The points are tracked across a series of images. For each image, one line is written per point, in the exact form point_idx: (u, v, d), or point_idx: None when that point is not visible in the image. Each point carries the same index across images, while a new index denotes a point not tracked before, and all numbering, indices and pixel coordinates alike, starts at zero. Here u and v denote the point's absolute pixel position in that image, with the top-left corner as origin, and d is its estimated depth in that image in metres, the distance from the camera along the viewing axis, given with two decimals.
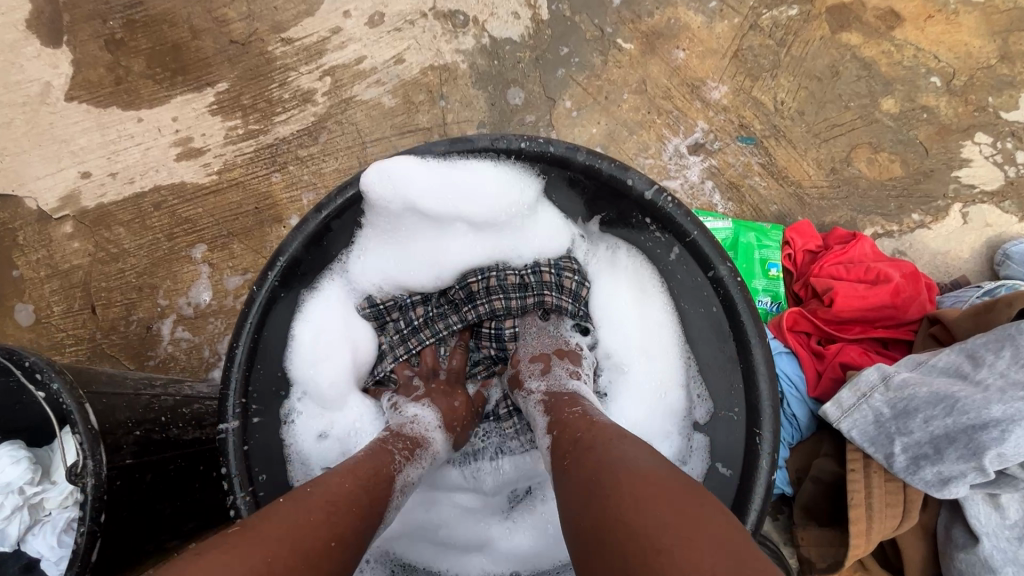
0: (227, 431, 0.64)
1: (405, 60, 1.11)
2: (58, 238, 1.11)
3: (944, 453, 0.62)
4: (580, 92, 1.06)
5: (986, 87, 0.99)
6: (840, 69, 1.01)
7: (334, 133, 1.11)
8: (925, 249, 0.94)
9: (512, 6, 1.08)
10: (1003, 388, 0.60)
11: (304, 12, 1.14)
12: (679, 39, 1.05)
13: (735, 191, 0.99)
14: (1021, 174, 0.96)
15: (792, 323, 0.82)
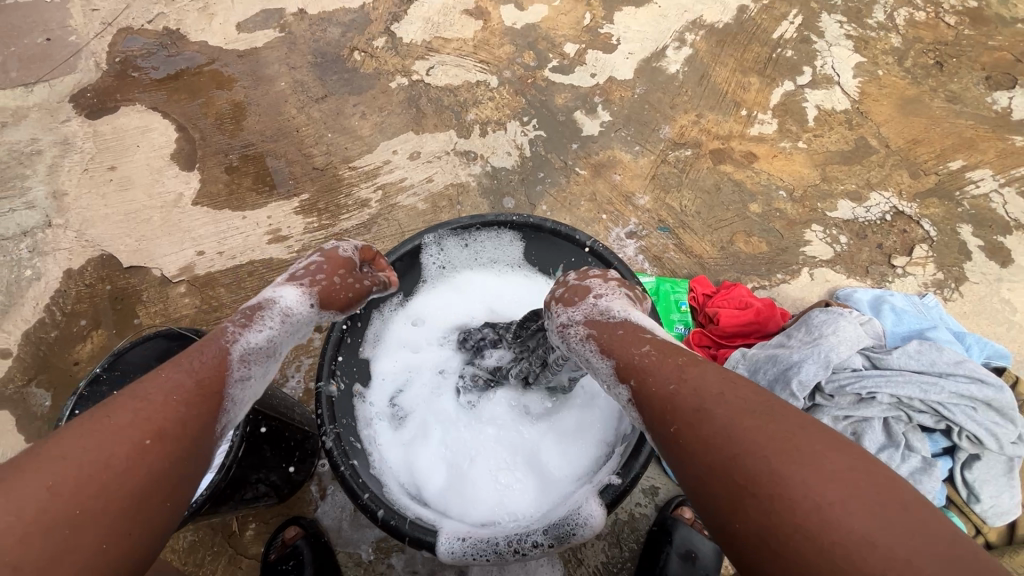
0: (323, 384, 0.96)
1: (434, 181, 1.64)
2: (173, 296, 1.51)
3: (775, 390, 0.96)
4: (552, 200, 1.57)
5: (815, 197, 1.52)
6: (721, 186, 1.55)
7: (381, 226, 1.59)
8: (787, 297, 1.39)
9: (506, 149, 1.66)
10: (802, 345, 0.98)
11: (367, 151, 1.70)
12: (616, 168, 1.60)
13: (658, 261, 1.45)
14: (845, 250, 1.44)
15: (697, 339, 1.23)
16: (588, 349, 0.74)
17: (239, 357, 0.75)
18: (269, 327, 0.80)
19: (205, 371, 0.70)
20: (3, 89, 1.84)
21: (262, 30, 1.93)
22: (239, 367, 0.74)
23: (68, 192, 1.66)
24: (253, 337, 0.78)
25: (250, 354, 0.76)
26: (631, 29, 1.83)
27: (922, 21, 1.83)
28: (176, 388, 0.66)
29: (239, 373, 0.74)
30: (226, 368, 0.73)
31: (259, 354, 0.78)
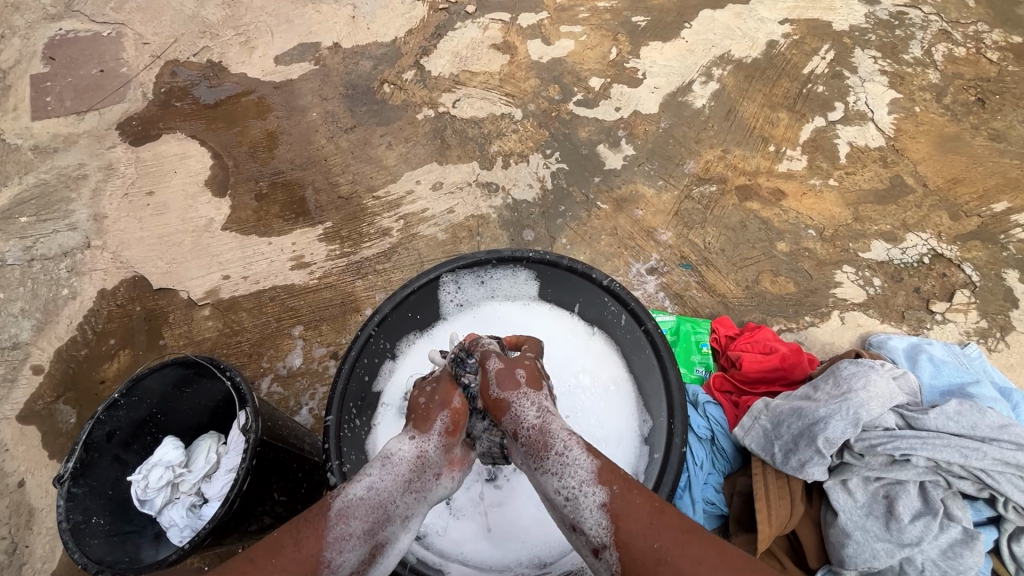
0: (332, 417, 0.97)
1: (454, 211, 1.65)
2: (198, 318, 1.55)
3: (799, 446, 0.91)
4: (572, 234, 1.56)
5: (847, 237, 1.46)
6: (746, 224, 1.51)
7: (401, 255, 1.60)
8: (816, 340, 1.33)
9: (527, 181, 1.66)
10: (830, 398, 0.92)
11: (391, 180, 1.73)
12: (638, 203, 1.58)
13: (679, 299, 1.42)
14: (878, 292, 1.37)
15: (718, 384, 1.19)
16: (573, 444, 0.71)
17: (338, 513, 0.66)
18: (373, 474, 0.71)
19: (306, 537, 0.64)
20: (57, 117, 1.95)
21: (299, 62, 2.01)
22: (337, 525, 0.65)
23: (108, 215, 1.74)
24: (355, 489, 0.69)
25: (350, 509, 0.67)
26: (657, 63, 1.83)
27: (962, 57, 1.77)
28: (283, 558, 0.62)
29: (336, 532, 0.65)
30: (325, 527, 0.65)
31: (364, 509, 0.68)
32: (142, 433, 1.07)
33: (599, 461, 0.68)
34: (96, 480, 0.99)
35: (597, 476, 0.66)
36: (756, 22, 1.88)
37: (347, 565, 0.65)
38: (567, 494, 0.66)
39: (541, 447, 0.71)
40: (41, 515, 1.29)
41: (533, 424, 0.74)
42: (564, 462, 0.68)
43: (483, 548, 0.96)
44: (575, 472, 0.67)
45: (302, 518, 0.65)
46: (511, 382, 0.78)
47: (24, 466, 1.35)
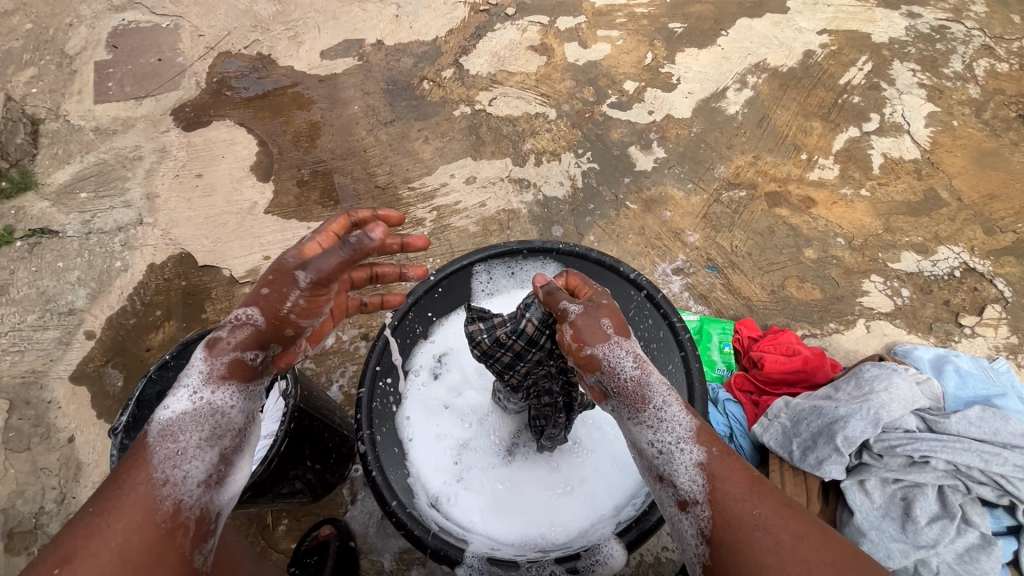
0: (364, 390, 1.00)
1: (486, 205, 1.70)
2: (238, 296, 1.64)
3: (817, 444, 0.93)
4: (600, 231, 1.60)
5: (877, 247, 1.46)
6: (775, 230, 1.52)
7: (433, 245, 1.66)
8: (840, 348, 1.34)
9: (559, 179, 1.70)
10: (851, 399, 0.94)
11: (426, 173, 1.79)
12: (667, 205, 1.61)
13: (704, 300, 1.44)
14: (906, 303, 1.38)
15: (739, 383, 1.21)
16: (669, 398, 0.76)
17: (159, 434, 0.70)
18: (189, 387, 0.74)
19: (136, 477, 0.67)
20: (117, 101, 2.07)
21: (344, 57, 2.09)
22: (162, 444, 0.70)
23: (160, 195, 1.84)
24: (165, 412, 0.72)
25: (170, 428, 0.71)
26: (692, 69, 1.86)
27: (1005, 73, 1.75)
28: (115, 500, 0.65)
29: (167, 451, 0.69)
30: (148, 452, 0.69)
31: (183, 424, 0.72)
32: None
33: (696, 420, 0.74)
34: (145, 434, 1.07)
35: (696, 436, 0.72)
36: (794, 32, 1.89)
37: (194, 476, 0.69)
38: (663, 445, 0.73)
39: (637, 400, 0.75)
40: (88, 469, 1.38)
41: (634, 376, 0.75)
42: (662, 418, 0.74)
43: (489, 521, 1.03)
44: (671, 428, 0.73)
45: (125, 455, 0.69)
46: (602, 333, 0.77)
47: (74, 423, 1.44)
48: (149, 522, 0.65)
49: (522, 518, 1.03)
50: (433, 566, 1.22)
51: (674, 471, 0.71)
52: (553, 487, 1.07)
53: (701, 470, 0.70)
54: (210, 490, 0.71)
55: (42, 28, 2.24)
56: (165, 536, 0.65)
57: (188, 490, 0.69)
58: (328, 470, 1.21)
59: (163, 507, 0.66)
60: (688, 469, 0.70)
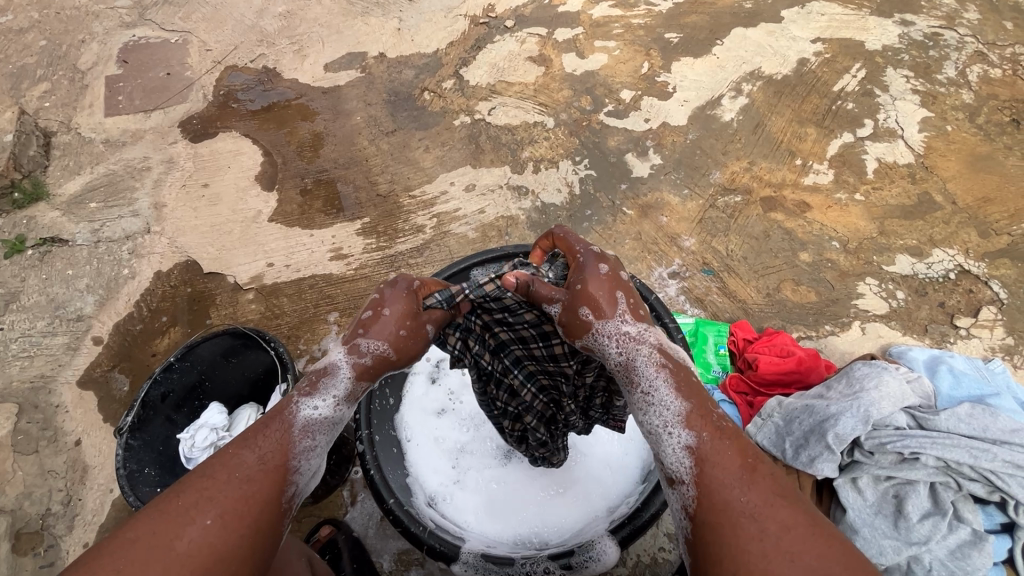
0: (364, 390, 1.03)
1: (485, 212, 1.73)
2: (242, 302, 1.67)
3: (809, 442, 0.94)
4: (597, 236, 1.62)
5: (871, 250, 1.48)
6: (770, 234, 1.54)
7: (433, 251, 1.69)
8: (836, 349, 1.35)
9: (556, 186, 1.73)
10: (841, 397, 0.95)
11: (427, 181, 1.82)
12: (663, 210, 1.63)
13: (700, 303, 1.45)
14: (901, 305, 1.39)
15: (734, 384, 1.22)
16: (660, 379, 0.73)
17: (301, 428, 0.72)
18: (334, 394, 0.75)
19: (269, 452, 0.69)
20: (126, 114, 2.13)
21: (347, 70, 2.14)
22: (301, 439, 0.72)
23: (167, 204, 1.89)
24: (310, 408, 0.74)
25: (312, 425, 0.73)
26: (688, 78, 1.89)
27: (998, 78, 1.77)
28: (244, 469, 0.66)
29: (301, 446, 0.72)
30: (291, 441, 0.71)
31: (322, 425, 0.74)
32: (191, 398, 1.17)
33: (687, 403, 0.70)
34: (149, 435, 1.09)
35: (685, 420, 0.69)
36: (788, 41, 1.92)
37: (309, 473, 0.72)
38: (651, 428, 0.70)
39: (628, 384, 0.74)
40: (94, 472, 1.40)
41: (620, 362, 0.74)
42: (651, 401, 0.71)
43: (485, 521, 1.04)
44: (659, 412, 0.70)
45: (262, 424, 0.72)
46: (583, 324, 0.75)
47: (81, 427, 1.47)
48: (265, 506, 0.66)
49: (517, 518, 1.05)
50: (432, 568, 1.23)
51: (662, 454, 0.69)
52: (548, 488, 1.08)
53: (689, 454, 0.67)
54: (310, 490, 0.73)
55: (56, 45, 2.31)
56: (272, 519, 0.66)
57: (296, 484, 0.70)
58: (329, 472, 1.23)
59: (277, 494, 0.67)
60: (678, 452, 0.68)
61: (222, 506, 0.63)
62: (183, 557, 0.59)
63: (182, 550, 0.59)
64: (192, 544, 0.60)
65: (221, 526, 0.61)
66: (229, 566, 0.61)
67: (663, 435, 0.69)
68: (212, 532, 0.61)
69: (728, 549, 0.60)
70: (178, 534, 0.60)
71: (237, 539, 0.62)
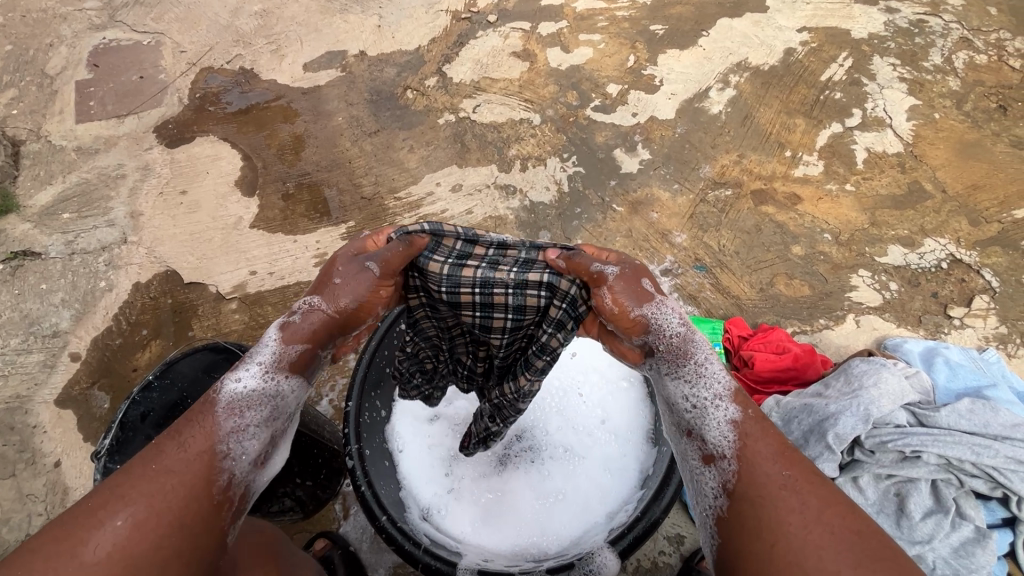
0: (352, 403, 1.00)
1: (473, 213, 1.69)
2: (225, 312, 1.62)
3: (809, 442, 0.92)
4: (587, 235, 1.59)
5: (863, 241, 1.47)
6: (762, 227, 1.52)
7: None
8: (831, 343, 1.34)
9: (545, 184, 1.70)
10: (840, 396, 0.94)
11: (412, 182, 1.78)
12: (653, 206, 1.61)
13: (693, 300, 1.43)
14: (895, 297, 1.38)
15: None
16: (710, 356, 0.75)
17: (225, 409, 0.71)
18: (257, 368, 0.74)
19: (191, 440, 0.68)
20: (99, 120, 2.06)
21: (327, 69, 2.09)
22: (228, 420, 0.71)
23: (144, 213, 1.83)
24: (234, 387, 0.73)
25: (238, 404, 0.72)
26: (675, 70, 1.86)
27: (984, 64, 1.77)
28: (162, 461, 0.66)
29: (228, 427, 0.71)
30: (212, 423, 0.70)
31: (252, 402, 0.73)
32: (172, 416, 1.10)
33: (733, 378, 0.73)
34: (130, 457, 1.05)
35: (730, 395, 0.72)
36: (774, 30, 1.90)
37: (247, 455, 0.72)
38: (696, 402, 0.73)
39: (681, 356, 0.74)
40: (75, 494, 1.36)
41: (675, 335, 0.74)
42: (701, 374, 0.73)
43: (481, 532, 1.02)
44: (709, 385, 0.73)
45: (186, 418, 0.71)
46: (645, 316, 0.73)
47: (60, 448, 1.42)
48: (188, 496, 0.65)
49: (515, 528, 1.02)
50: None
51: (704, 426, 0.72)
52: (545, 496, 1.05)
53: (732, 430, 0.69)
54: (254, 471, 0.73)
55: (22, 49, 2.23)
56: (200, 509, 0.66)
57: (232, 467, 0.70)
58: (320, 487, 1.20)
59: (204, 484, 0.67)
60: (718, 426, 0.71)
61: (134, 506, 0.62)
62: (94, 560, 0.59)
63: (90, 556, 0.59)
64: (102, 549, 0.60)
65: (133, 526, 0.61)
66: (150, 563, 0.60)
67: (709, 409, 0.72)
68: (122, 533, 0.60)
69: (757, 523, 0.63)
70: (86, 540, 0.60)
71: (161, 534, 0.62)
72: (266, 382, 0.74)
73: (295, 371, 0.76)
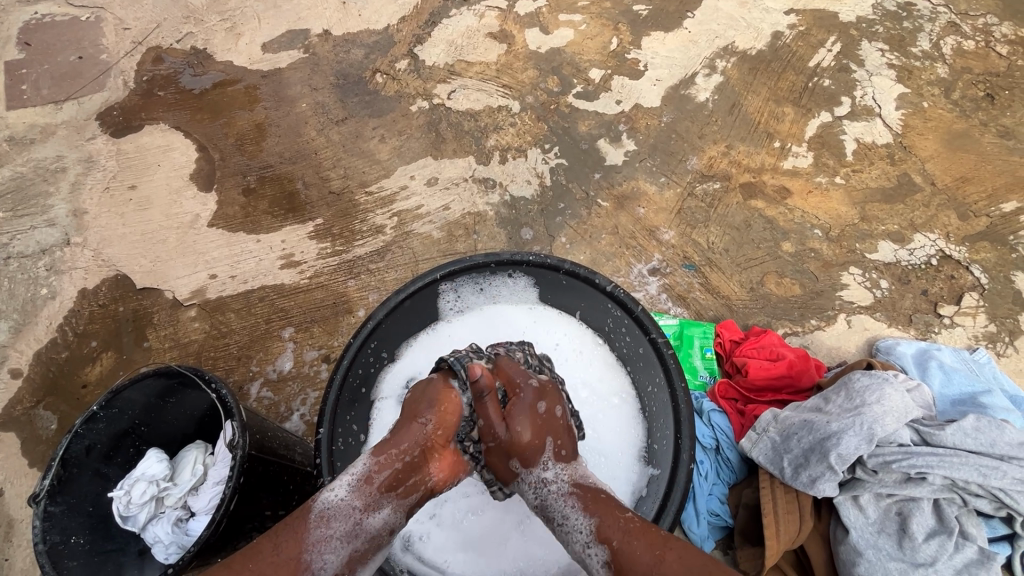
0: (324, 430, 0.91)
1: (450, 208, 1.59)
2: (184, 320, 1.50)
3: (810, 461, 0.89)
4: (572, 232, 1.51)
5: (853, 237, 1.43)
6: (751, 223, 1.47)
7: (395, 254, 1.55)
8: (822, 345, 1.30)
9: (526, 177, 1.61)
10: (842, 413, 0.90)
11: (384, 175, 1.67)
12: (639, 200, 1.54)
13: (682, 301, 1.38)
14: (885, 295, 1.35)
15: (723, 391, 1.16)
16: (569, 506, 0.76)
17: (317, 514, 0.72)
18: (347, 476, 0.75)
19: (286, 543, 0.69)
20: (33, 106, 1.86)
21: (287, 50, 1.93)
22: (318, 527, 0.71)
23: (88, 211, 1.67)
24: (332, 493, 0.74)
25: (329, 512, 0.72)
26: (659, 54, 1.77)
27: (971, 50, 1.73)
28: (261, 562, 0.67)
29: (318, 535, 0.70)
30: (304, 531, 0.70)
31: (342, 513, 0.72)
32: (124, 445, 1.02)
33: (594, 518, 0.73)
34: (75, 496, 0.95)
35: (598, 536, 0.71)
36: (761, 12, 1.82)
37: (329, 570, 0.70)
38: (579, 557, 0.73)
39: (547, 515, 0.77)
40: (21, 526, 1.25)
41: (535, 503, 0.79)
42: (567, 528, 0.74)
43: (465, 561, 0.95)
44: (576, 536, 0.73)
45: (284, 523, 0.71)
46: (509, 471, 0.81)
47: (2, 475, 1.30)
48: None
49: (501, 556, 0.96)
50: None
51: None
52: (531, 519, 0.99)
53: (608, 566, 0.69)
54: None
55: None
56: None
57: None
58: None
59: None
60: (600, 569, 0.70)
61: None
62: None
63: None
64: None
65: None
66: None
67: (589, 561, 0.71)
68: None
69: None
70: None
71: None
72: (353, 499, 0.73)
73: (384, 491, 0.75)
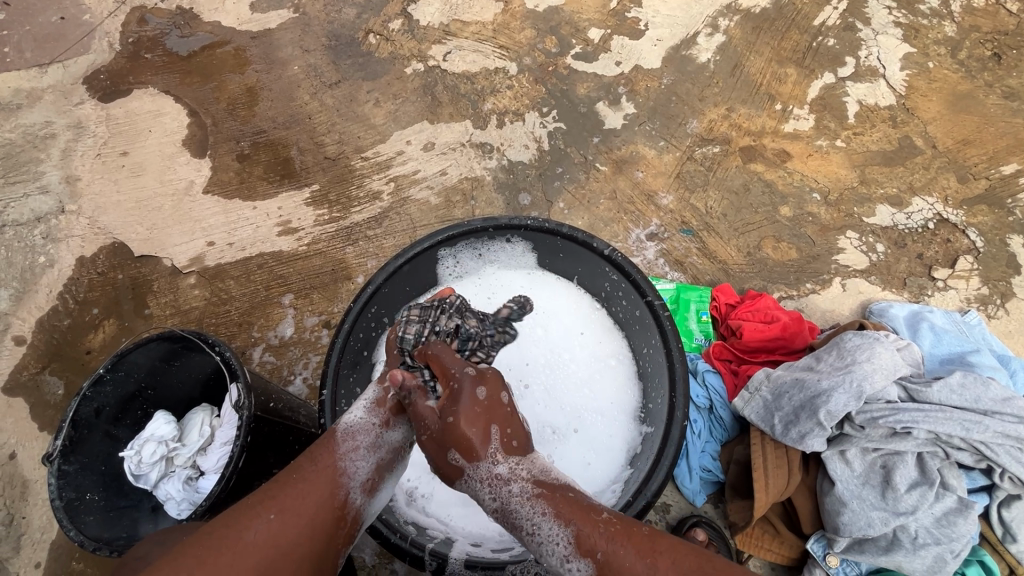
0: (327, 391, 0.93)
1: (448, 173, 1.58)
2: (184, 287, 1.50)
3: (800, 418, 0.92)
4: (570, 197, 1.51)
5: (852, 201, 1.43)
6: (750, 186, 1.46)
7: (393, 221, 1.54)
8: (816, 308, 1.33)
9: (523, 141, 1.59)
10: (833, 372, 0.93)
11: (380, 140, 1.64)
12: (638, 164, 1.52)
13: (680, 266, 1.39)
14: (881, 259, 1.36)
15: (718, 352, 1.18)
16: (539, 513, 0.68)
17: (344, 431, 0.76)
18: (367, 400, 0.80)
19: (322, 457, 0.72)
20: (17, 70, 1.81)
21: (277, 9, 1.86)
22: (346, 442, 0.75)
23: (81, 177, 1.65)
24: (354, 413, 0.78)
25: (354, 428, 0.77)
26: (661, 13, 1.72)
27: (980, 7, 1.68)
28: (299, 474, 0.70)
29: (347, 447, 0.75)
30: (335, 442, 0.75)
31: (365, 429, 0.77)
32: (132, 408, 1.05)
33: (572, 527, 0.65)
34: (86, 456, 0.98)
35: (579, 547, 0.64)
36: None
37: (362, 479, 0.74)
38: (552, 566, 0.66)
39: (512, 527, 0.70)
40: (36, 487, 1.29)
41: (493, 506, 0.72)
42: (539, 540, 0.67)
43: (467, 514, 0.99)
44: (552, 548, 0.65)
45: (313, 444, 0.75)
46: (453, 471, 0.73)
47: (14, 438, 1.34)
48: (319, 511, 0.68)
49: None
50: None
51: None
52: None
53: None
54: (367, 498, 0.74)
55: None
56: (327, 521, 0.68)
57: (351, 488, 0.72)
58: None
59: (332, 494, 0.70)
60: None
61: (282, 502, 0.66)
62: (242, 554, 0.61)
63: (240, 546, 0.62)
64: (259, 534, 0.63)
65: (281, 519, 0.65)
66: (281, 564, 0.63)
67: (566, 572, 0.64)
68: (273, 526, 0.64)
69: None
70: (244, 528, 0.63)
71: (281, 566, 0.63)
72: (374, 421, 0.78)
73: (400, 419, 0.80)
